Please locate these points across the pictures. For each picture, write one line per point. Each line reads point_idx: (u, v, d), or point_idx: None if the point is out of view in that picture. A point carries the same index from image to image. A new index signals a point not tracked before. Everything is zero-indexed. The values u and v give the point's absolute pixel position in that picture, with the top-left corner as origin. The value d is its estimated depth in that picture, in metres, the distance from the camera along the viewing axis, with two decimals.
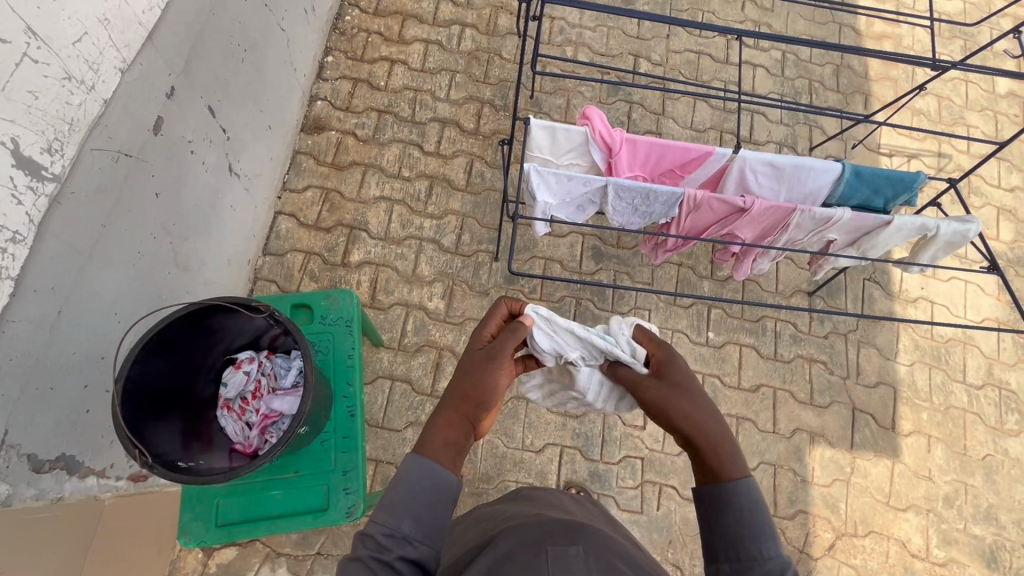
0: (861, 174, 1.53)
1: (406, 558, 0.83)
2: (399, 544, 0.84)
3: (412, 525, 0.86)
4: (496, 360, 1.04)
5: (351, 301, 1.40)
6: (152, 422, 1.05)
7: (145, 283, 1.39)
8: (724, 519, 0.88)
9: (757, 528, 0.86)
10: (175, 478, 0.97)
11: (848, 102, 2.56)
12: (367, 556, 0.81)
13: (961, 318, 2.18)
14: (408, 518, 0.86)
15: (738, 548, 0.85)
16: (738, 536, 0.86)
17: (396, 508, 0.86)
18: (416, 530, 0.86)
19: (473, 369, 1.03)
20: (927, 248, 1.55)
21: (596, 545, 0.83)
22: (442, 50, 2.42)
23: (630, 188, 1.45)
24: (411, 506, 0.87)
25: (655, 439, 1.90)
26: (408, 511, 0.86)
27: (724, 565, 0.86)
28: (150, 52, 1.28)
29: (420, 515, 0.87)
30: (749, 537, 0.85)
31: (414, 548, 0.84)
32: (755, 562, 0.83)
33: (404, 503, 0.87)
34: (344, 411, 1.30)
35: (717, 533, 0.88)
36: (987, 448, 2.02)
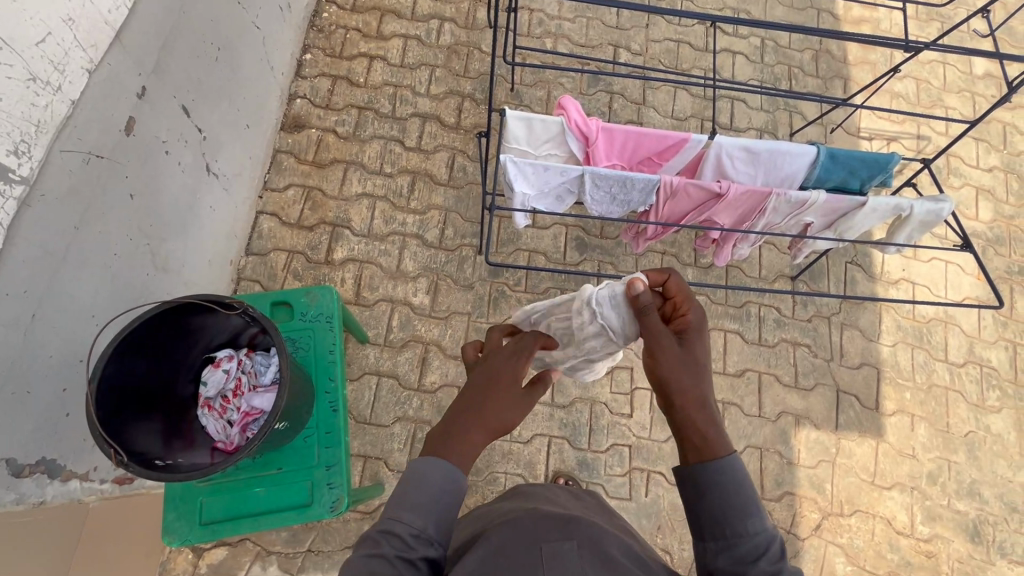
0: (836, 157, 1.55)
1: (428, 559, 0.85)
2: (423, 545, 0.85)
3: (436, 526, 0.87)
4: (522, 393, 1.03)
5: (331, 298, 1.40)
6: (126, 420, 1.04)
7: (122, 285, 1.38)
8: (709, 498, 0.86)
9: (745, 503, 0.85)
10: (154, 477, 0.96)
11: (827, 86, 2.58)
12: (391, 555, 0.82)
13: (942, 298, 2.21)
14: (433, 520, 0.88)
15: (724, 526, 0.83)
16: (723, 513, 0.84)
17: (422, 508, 0.88)
18: (439, 532, 0.87)
19: (505, 406, 1.00)
20: (903, 228, 1.54)
21: (590, 537, 0.85)
22: (420, 45, 2.42)
23: (607, 176, 1.45)
24: (431, 506, 0.88)
25: (642, 426, 1.92)
26: (432, 514, 0.88)
27: (710, 545, 0.84)
28: (118, 52, 1.27)
29: (441, 517, 0.88)
30: (735, 515, 0.83)
31: (436, 549, 0.86)
32: (742, 538, 0.82)
33: (425, 502, 0.88)
34: (327, 407, 1.30)
35: (701, 514, 0.86)
36: (970, 425, 2.04)
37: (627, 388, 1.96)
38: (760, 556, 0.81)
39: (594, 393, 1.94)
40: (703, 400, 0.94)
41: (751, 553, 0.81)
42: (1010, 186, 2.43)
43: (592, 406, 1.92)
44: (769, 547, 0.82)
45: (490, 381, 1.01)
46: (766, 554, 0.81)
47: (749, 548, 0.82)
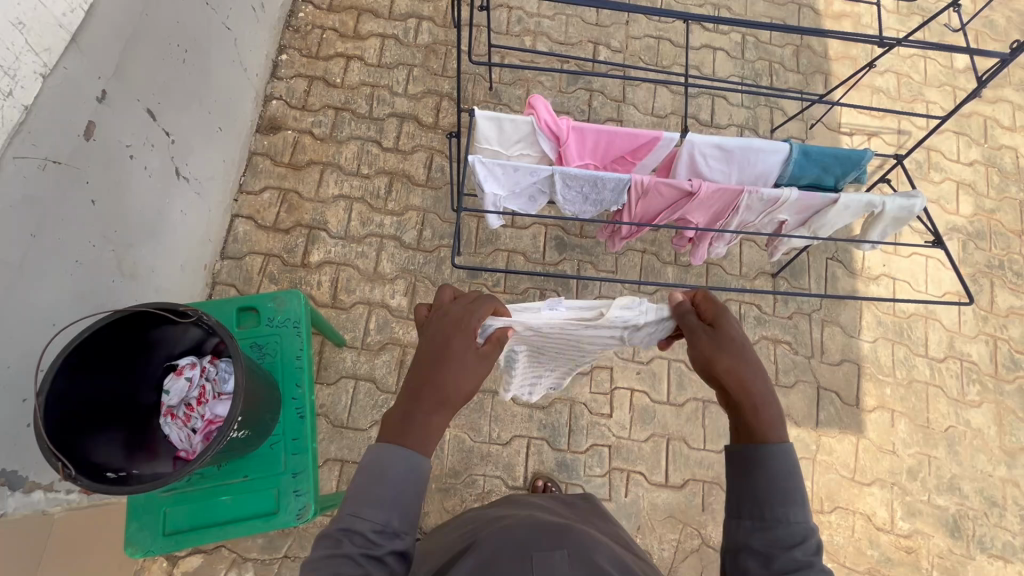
0: (809, 153, 1.54)
1: (394, 553, 0.84)
2: (388, 540, 0.85)
3: (400, 520, 0.86)
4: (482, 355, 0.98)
5: (299, 302, 1.38)
6: (90, 433, 1.00)
7: (84, 292, 1.36)
8: (756, 478, 0.89)
9: (790, 493, 0.87)
10: (104, 492, 0.92)
11: (808, 82, 2.57)
12: (358, 556, 0.82)
13: (922, 292, 2.21)
14: (397, 515, 0.86)
15: (766, 506, 0.87)
16: (767, 494, 0.87)
17: (386, 503, 0.86)
18: (403, 524, 0.86)
19: (456, 372, 0.94)
20: (876, 225, 1.53)
21: (579, 547, 0.86)
22: (398, 44, 2.40)
23: (577, 176, 1.44)
24: (396, 500, 0.87)
25: (621, 426, 1.91)
26: (398, 509, 0.86)
27: (745, 521, 0.87)
28: (75, 56, 1.25)
29: (406, 510, 0.87)
30: (778, 499, 0.87)
31: (401, 541, 0.85)
32: (781, 523, 0.85)
33: (388, 496, 0.86)
34: (294, 413, 1.28)
35: (746, 492, 0.89)
36: (950, 419, 2.04)
37: (607, 387, 1.95)
38: (796, 542, 0.84)
39: (574, 393, 1.93)
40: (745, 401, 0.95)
41: (787, 538, 0.84)
42: (990, 180, 2.43)
43: (571, 407, 1.91)
44: (807, 538, 0.84)
45: (449, 348, 0.96)
46: (802, 542, 0.83)
47: (787, 534, 0.85)
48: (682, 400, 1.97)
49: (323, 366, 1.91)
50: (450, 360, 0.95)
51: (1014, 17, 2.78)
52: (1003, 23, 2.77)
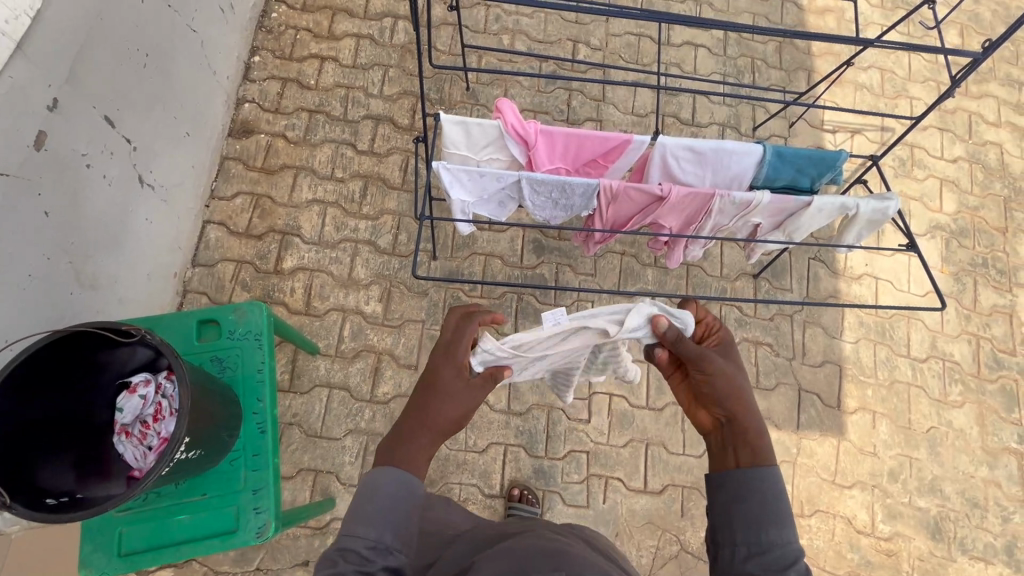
0: (783, 155, 1.51)
1: (388, 569, 0.84)
2: (381, 555, 0.84)
3: (393, 535, 0.86)
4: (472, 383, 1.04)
5: (261, 314, 1.34)
6: (38, 457, 0.96)
7: (38, 306, 1.32)
8: (745, 504, 0.89)
9: (779, 515, 0.87)
10: (38, 519, 0.88)
11: (790, 79, 2.53)
12: (351, 572, 0.81)
13: (905, 292, 2.19)
14: (389, 530, 0.86)
15: (757, 533, 0.86)
16: (756, 519, 0.87)
17: (376, 521, 0.86)
18: (395, 539, 0.86)
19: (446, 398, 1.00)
20: (851, 228, 1.50)
21: (577, 566, 0.85)
22: (373, 44, 2.36)
23: (544, 182, 1.40)
24: (388, 514, 0.87)
25: (600, 432, 1.89)
26: (390, 523, 0.87)
27: (741, 548, 0.86)
28: (21, 63, 1.21)
29: (398, 524, 0.87)
30: (768, 522, 0.86)
31: (394, 557, 0.85)
32: (773, 546, 0.84)
33: (380, 513, 0.87)
34: (254, 428, 1.26)
35: (737, 517, 0.89)
36: (931, 420, 2.02)
37: (585, 393, 1.92)
38: (788, 564, 0.83)
39: (551, 399, 1.91)
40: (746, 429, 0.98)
41: (779, 561, 0.84)
42: (974, 176, 2.40)
43: (548, 413, 1.89)
44: (796, 560, 0.84)
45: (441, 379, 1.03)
46: (794, 563, 0.83)
47: (778, 556, 0.84)
48: (662, 404, 1.94)
49: (296, 375, 1.88)
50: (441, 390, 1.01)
51: (1000, 11, 2.75)
52: (988, 17, 2.73)
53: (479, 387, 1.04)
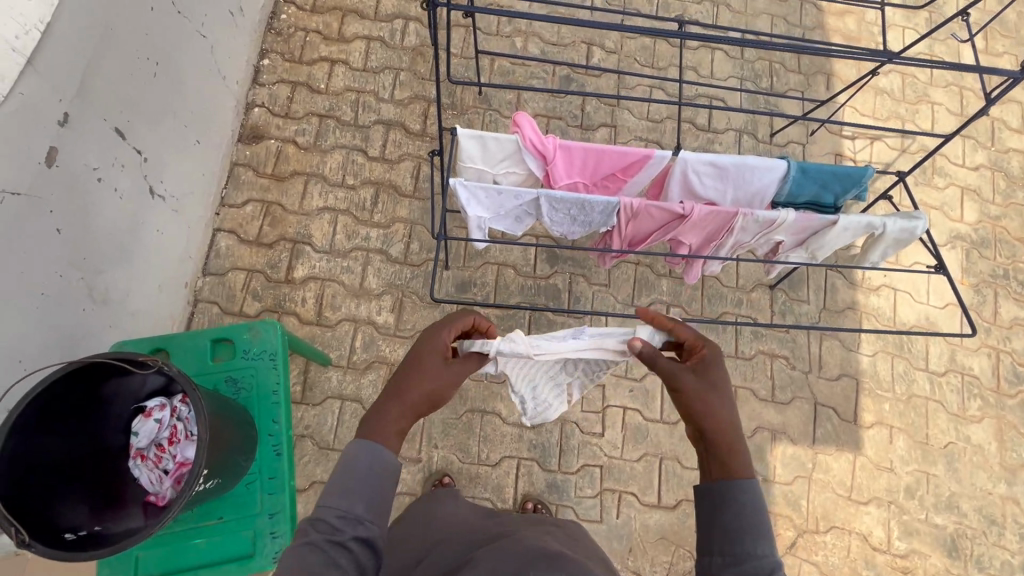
0: (807, 171, 1.48)
1: (358, 539, 0.88)
2: (352, 526, 0.88)
3: (364, 507, 0.90)
4: (468, 355, 1.11)
5: (275, 333, 1.33)
6: (57, 489, 0.94)
7: (52, 326, 1.31)
8: (724, 517, 0.91)
9: (755, 526, 0.89)
10: (55, 556, 0.87)
11: (809, 83, 2.47)
12: (322, 541, 0.85)
13: (923, 304, 2.15)
14: (361, 502, 0.90)
15: (735, 543, 0.88)
16: (736, 531, 0.89)
17: (354, 494, 0.90)
18: (367, 511, 0.90)
19: (433, 379, 1.06)
20: (876, 247, 1.47)
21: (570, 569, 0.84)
22: (384, 47, 2.32)
23: (563, 200, 1.37)
24: (364, 491, 0.91)
25: (613, 446, 1.87)
26: (362, 496, 0.90)
27: (717, 558, 0.89)
28: (33, 78, 1.19)
29: (372, 500, 0.91)
30: (745, 535, 0.88)
31: (365, 528, 0.89)
32: (749, 557, 0.86)
33: (356, 488, 0.91)
34: (270, 450, 1.25)
35: (716, 528, 0.91)
36: (949, 436, 2.00)
37: (599, 406, 1.91)
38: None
39: (565, 412, 1.89)
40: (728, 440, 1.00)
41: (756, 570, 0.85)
42: (996, 185, 2.35)
43: (562, 426, 1.87)
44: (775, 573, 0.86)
45: (414, 358, 1.09)
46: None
47: (755, 567, 0.86)
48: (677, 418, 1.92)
49: (308, 387, 1.86)
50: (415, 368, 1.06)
51: None
52: (1013, 19, 2.66)
53: (468, 364, 1.11)
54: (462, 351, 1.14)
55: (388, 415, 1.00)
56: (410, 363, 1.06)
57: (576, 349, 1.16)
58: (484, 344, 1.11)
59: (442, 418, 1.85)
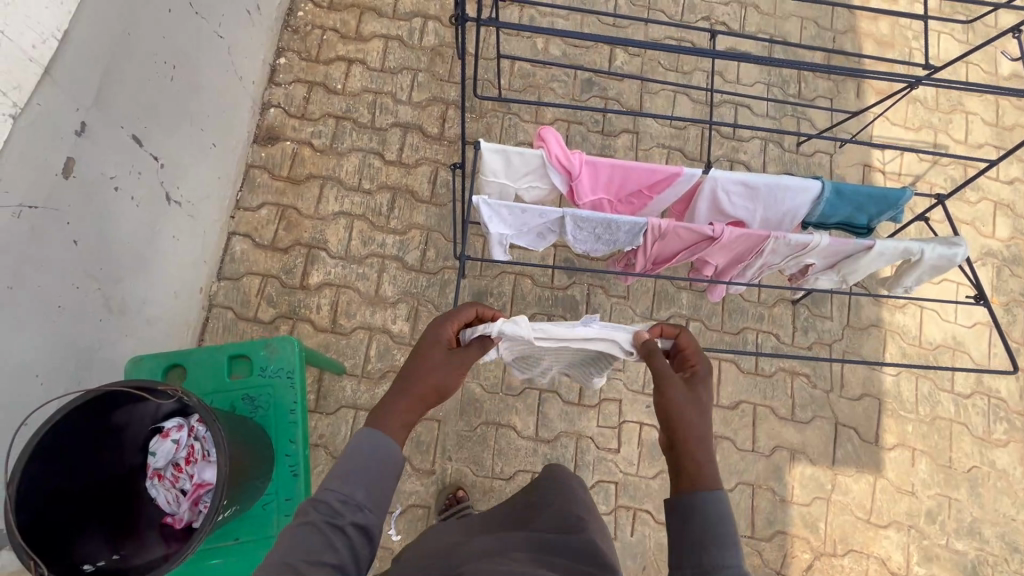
0: (842, 192, 1.43)
1: (357, 525, 0.84)
2: (351, 511, 0.84)
3: (364, 494, 0.85)
4: (472, 342, 1.07)
5: (293, 349, 1.30)
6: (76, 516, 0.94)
7: (68, 338, 1.29)
8: (693, 527, 0.87)
9: (725, 536, 0.86)
10: None
11: (839, 89, 2.39)
12: (323, 523, 0.82)
13: (950, 323, 2.09)
14: (361, 487, 0.86)
15: (701, 553, 0.84)
16: (702, 541, 0.85)
17: (351, 479, 0.86)
18: (368, 498, 0.86)
19: (438, 369, 1.01)
20: (911, 272, 1.41)
21: None
22: (402, 46, 2.26)
23: (589, 219, 1.33)
24: (362, 478, 0.87)
25: (629, 462, 1.85)
26: (362, 482, 0.86)
27: (686, 570, 0.85)
28: (49, 89, 1.16)
29: (372, 484, 0.87)
30: (713, 544, 0.85)
31: (365, 515, 0.84)
32: (718, 568, 0.83)
33: (356, 473, 0.87)
34: (287, 471, 1.24)
35: (685, 539, 0.87)
36: (973, 460, 1.95)
37: (615, 421, 1.88)
38: None
39: (581, 427, 1.87)
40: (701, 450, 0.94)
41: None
42: None
43: (577, 441, 1.85)
44: None
45: (414, 351, 1.05)
46: None
47: None
48: None
49: (323, 396, 1.85)
50: (419, 359, 1.02)
51: None
52: None
53: (471, 353, 1.06)
54: (465, 342, 1.10)
55: (396, 405, 0.96)
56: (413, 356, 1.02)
57: (583, 336, 1.11)
58: (488, 328, 1.07)
59: (457, 430, 1.84)
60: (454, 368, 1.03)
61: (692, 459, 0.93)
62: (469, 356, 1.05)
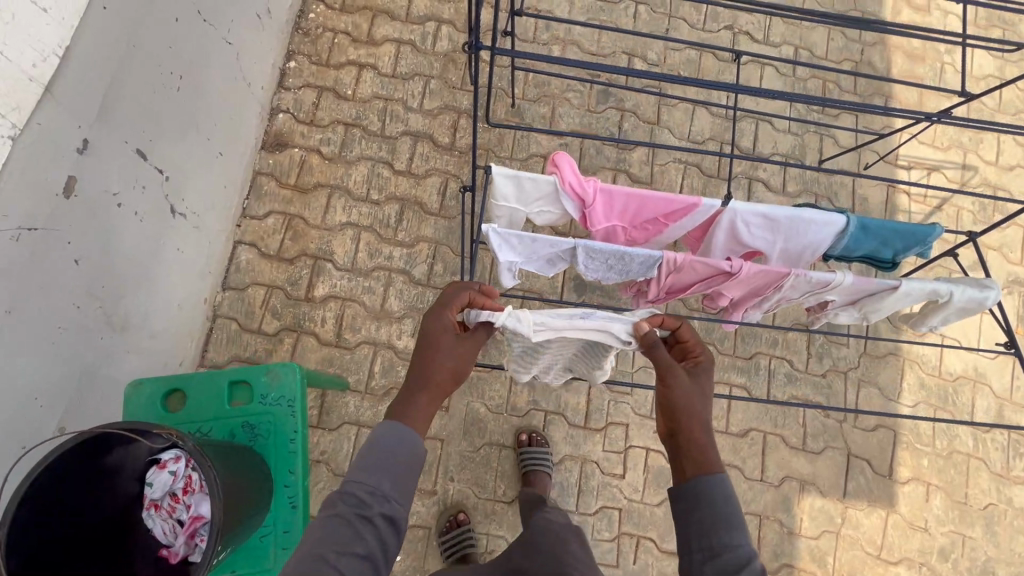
0: (868, 227, 1.36)
1: (385, 515, 0.92)
2: (379, 501, 0.92)
3: (390, 484, 0.94)
4: (473, 327, 1.05)
5: (294, 377, 1.27)
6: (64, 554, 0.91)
7: (70, 359, 1.28)
8: (699, 512, 0.93)
9: (730, 517, 0.92)
10: None
11: (865, 105, 2.31)
12: (351, 515, 0.90)
13: (973, 353, 2.02)
14: (387, 478, 0.94)
15: (710, 537, 0.91)
16: (711, 525, 0.91)
17: (376, 469, 0.94)
18: (393, 489, 0.94)
19: (449, 356, 1.04)
20: (939, 313, 1.35)
21: None
22: (414, 52, 2.21)
23: (602, 250, 1.29)
24: (386, 466, 0.95)
25: (634, 489, 1.82)
26: (387, 473, 0.95)
27: (697, 556, 0.91)
28: (51, 108, 1.13)
29: (396, 476, 0.95)
30: (720, 526, 0.91)
31: (391, 505, 0.93)
32: (728, 548, 0.90)
33: (378, 462, 0.95)
34: (285, 503, 1.23)
35: (692, 525, 0.93)
36: (990, 496, 1.90)
37: (621, 446, 1.84)
38: (744, 565, 0.88)
39: (586, 451, 1.84)
40: (703, 434, 1.00)
41: (733, 562, 0.88)
42: None
43: (582, 465, 1.82)
44: (751, 560, 0.89)
45: (422, 341, 1.05)
46: (749, 564, 0.88)
47: (733, 559, 0.89)
48: None
49: (325, 412, 1.83)
50: (429, 348, 1.03)
51: None
52: None
53: (477, 335, 1.06)
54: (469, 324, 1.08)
55: (416, 397, 1.02)
56: (423, 346, 1.04)
57: (582, 329, 1.04)
58: (490, 315, 1.02)
59: (460, 450, 1.81)
60: (461, 350, 1.04)
61: (695, 445, 0.99)
62: (475, 341, 1.06)
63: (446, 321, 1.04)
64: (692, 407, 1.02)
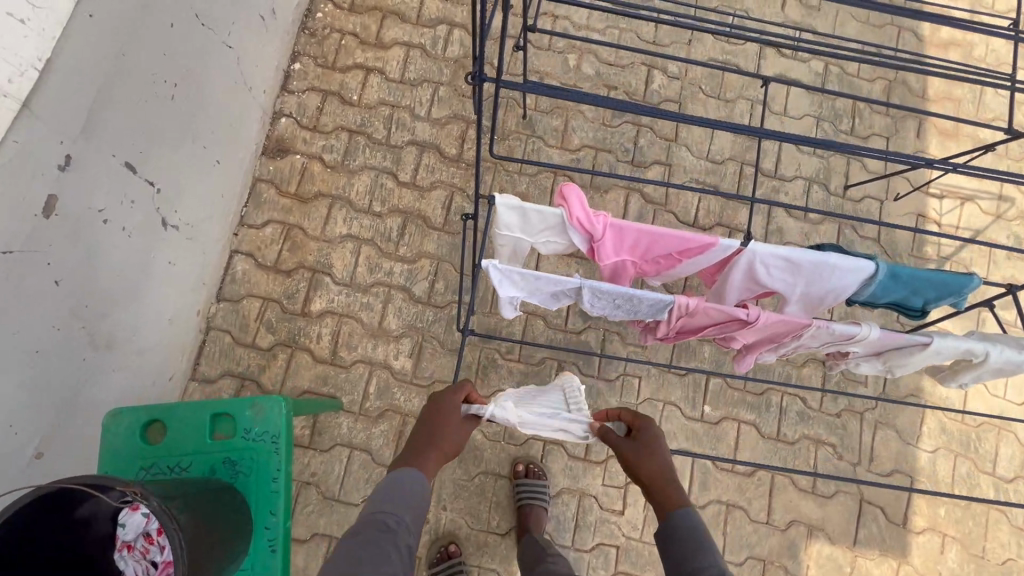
0: (898, 275, 1.26)
1: (409, 544, 1.06)
2: (404, 532, 1.06)
3: (411, 517, 1.08)
4: (466, 419, 1.19)
5: (279, 413, 1.21)
6: None
7: (51, 383, 1.23)
8: (674, 541, 1.10)
9: (701, 542, 1.09)
10: None
11: (898, 127, 2.18)
12: (378, 535, 1.03)
13: (999, 398, 1.91)
14: (408, 512, 1.08)
15: (688, 561, 1.07)
16: (685, 554, 1.08)
17: (400, 504, 1.08)
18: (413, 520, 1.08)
19: (452, 435, 1.17)
20: (971, 371, 1.26)
21: None
22: (424, 56, 2.12)
23: (609, 292, 1.20)
24: (409, 502, 1.09)
25: (633, 527, 1.74)
26: (409, 507, 1.09)
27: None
28: (29, 123, 1.07)
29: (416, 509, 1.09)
30: (695, 553, 1.08)
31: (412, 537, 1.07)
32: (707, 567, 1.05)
33: (402, 498, 1.09)
34: (263, 546, 1.18)
35: (672, 554, 1.10)
36: (1010, 551, 1.80)
37: (621, 481, 1.77)
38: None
39: (584, 485, 1.77)
40: (668, 482, 1.17)
41: None
42: None
43: (580, 499, 1.75)
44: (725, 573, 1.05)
45: (427, 418, 1.18)
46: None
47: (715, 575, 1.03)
48: (703, 502, 1.78)
49: (317, 432, 1.78)
50: (435, 426, 1.16)
51: None
52: None
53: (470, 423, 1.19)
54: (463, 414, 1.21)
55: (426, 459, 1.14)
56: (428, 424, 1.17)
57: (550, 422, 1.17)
58: (480, 410, 1.15)
59: (454, 478, 1.75)
60: (459, 435, 1.18)
61: (663, 491, 1.16)
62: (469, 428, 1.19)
63: (443, 409, 1.18)
64: (654, 465, 1.18)
